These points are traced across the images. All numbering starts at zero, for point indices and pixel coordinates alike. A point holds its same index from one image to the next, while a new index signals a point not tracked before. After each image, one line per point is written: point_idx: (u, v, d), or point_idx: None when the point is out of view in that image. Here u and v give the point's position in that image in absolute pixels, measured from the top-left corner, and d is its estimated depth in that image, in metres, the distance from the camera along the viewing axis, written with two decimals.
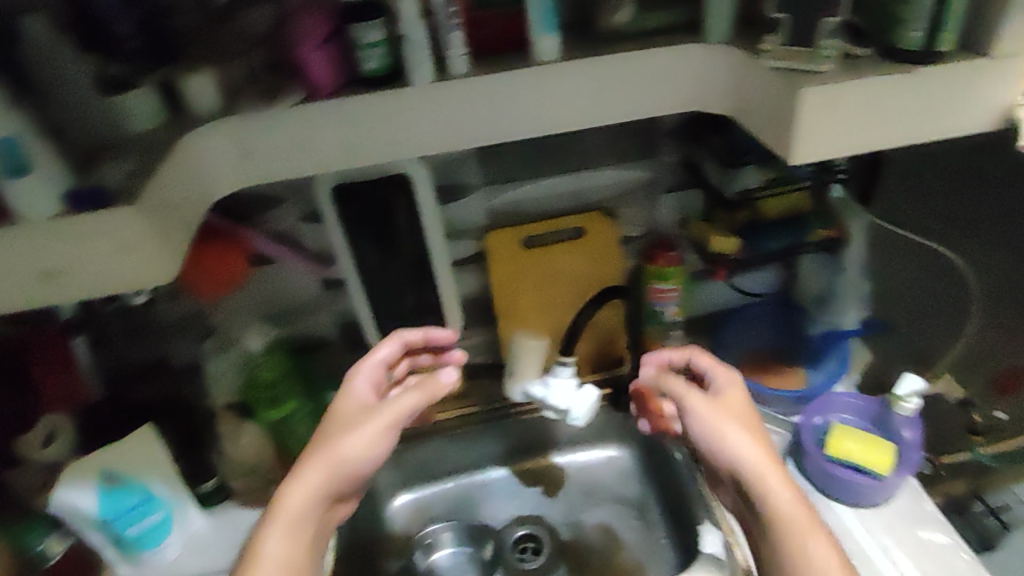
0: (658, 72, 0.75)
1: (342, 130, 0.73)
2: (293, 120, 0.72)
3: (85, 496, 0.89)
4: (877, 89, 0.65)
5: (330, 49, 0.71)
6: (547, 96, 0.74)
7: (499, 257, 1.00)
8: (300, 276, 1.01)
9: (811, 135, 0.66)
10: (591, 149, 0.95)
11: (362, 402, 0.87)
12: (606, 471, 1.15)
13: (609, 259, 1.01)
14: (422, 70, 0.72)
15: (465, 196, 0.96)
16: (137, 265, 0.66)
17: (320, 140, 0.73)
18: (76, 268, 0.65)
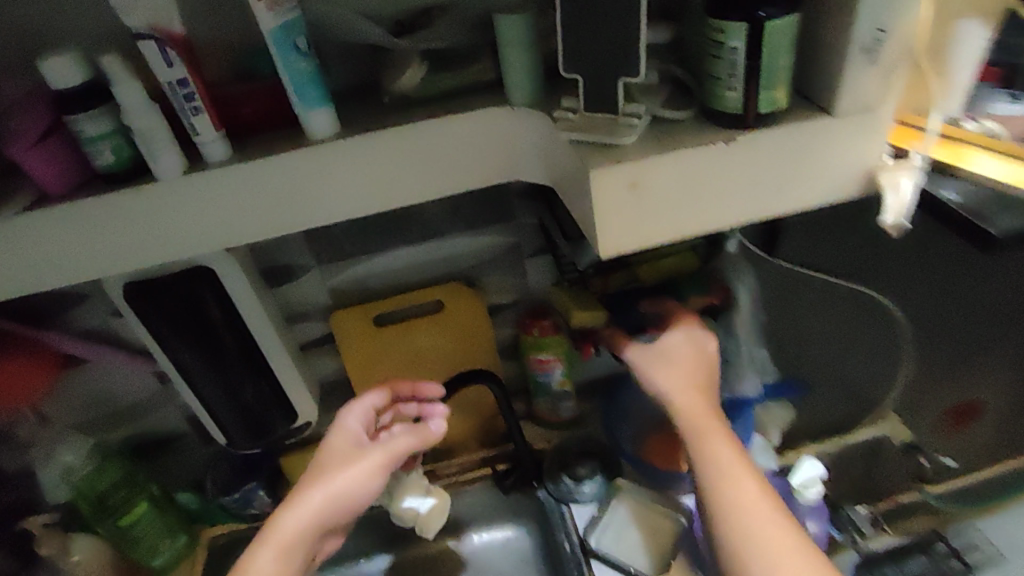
0: (460, 140, 0.63)
1: (92, 231, 0.61)
2: (16, 236, 0.60)
3: None
4: (692, 169, 0.53)
5: (53, 146, 0.58)
6: (330, 179, 0.62)
7: (348, 339, 0.89)
8: (128, 373, 0.89)
9: (616, 224, 0.54)
10: (431, 218, 0.83)
11: (353, 436, 0.72)
12: (503, 553, 1.02)
13: (474, 331, 0.90)
14: (168, 159, 0.59)
15: (298, 279, 0.84)
16: None
17: (65, 249, 0.62)
18: None
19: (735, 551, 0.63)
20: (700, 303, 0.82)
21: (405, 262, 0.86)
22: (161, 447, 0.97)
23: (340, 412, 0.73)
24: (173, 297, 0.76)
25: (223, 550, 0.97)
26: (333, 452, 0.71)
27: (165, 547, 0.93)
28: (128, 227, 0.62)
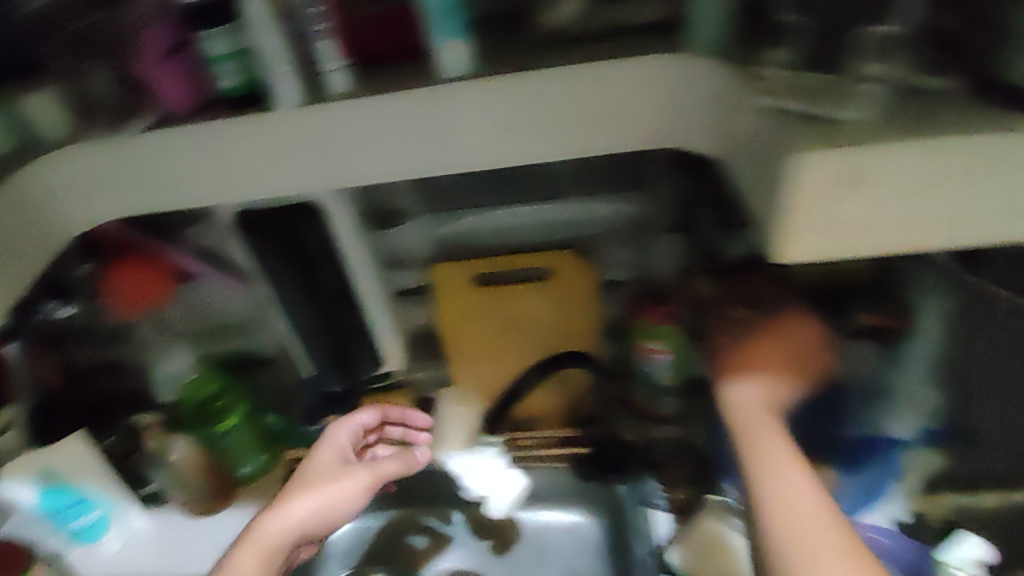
0: (618, 100, 0.53)
1: (203, 157, 0.58)
2: (140, 151, 0.58)
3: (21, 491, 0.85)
4: (918, 165, 0.43)
5: (177, 66, 0.57)
6: (459, 125, 0.55)
7: (445, 293, 0.83)
8: (231, 294, 0.89)
9: (813, 226, 0.46)
10: (553, 176, 0.75)
11: (338, 450, 0.74)
12: (569, 534, 0.96)
13: (582, 305, 0.81)
14: (286, 86, 0.54)
15: (403, 224, 0.79)
16: None
17: (189, 171, 0.59)
18: None
19: (778, 551, 0.56)
20: (867, 321, 0.71)
21: (518, 221, 0.79)
22: (254, 368, 0.97)
23: (329, 427, 0.76)
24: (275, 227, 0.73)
25: None
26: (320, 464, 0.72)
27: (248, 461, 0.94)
28: (253, 154, 0.58)
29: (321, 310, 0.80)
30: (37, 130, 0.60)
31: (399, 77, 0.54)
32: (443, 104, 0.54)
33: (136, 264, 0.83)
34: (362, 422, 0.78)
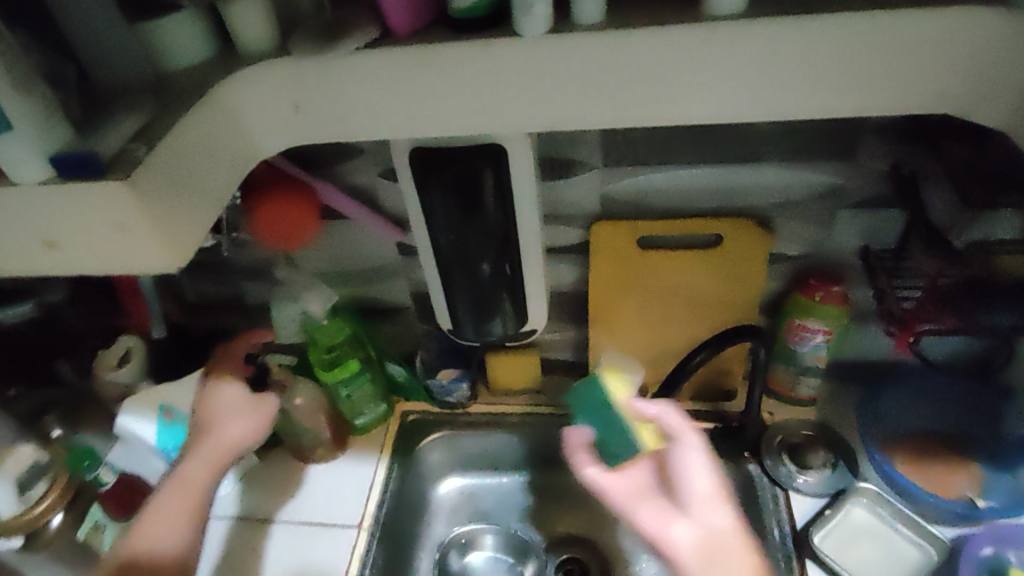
0: (918, 51, 0.51)
1: (413, 83, 0.56)
2: (354, 71, 0.55)
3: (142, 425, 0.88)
4: None
5: None
6: (719, 68, 0.53)
7: (604, 254, 0.79)
8: (374, 237, 0.86)
9: None
10: (756, 138, 0.71)
11: (234, 412, 0.79)
12: None
13: (750, 279, 0.78)
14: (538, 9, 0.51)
15: (577, 174, 0.75)
16: (137, 247, 0.52)
17: (423, 96, 0.56)
18: (74, 234, 0.52)
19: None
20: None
21: (706, 184, 0.75)
22: (378, 315, 0.96)
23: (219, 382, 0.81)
24: (459, 170, 0.68)
25: (413, 429, 0.95)
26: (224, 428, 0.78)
27: (368, 411, 0.94)
28: (502, 82, 0.55)
29: (480, 261, 0.77)
30: (240, 41, 0.56)
31: (662, 12, 0.52)
32: (736, 40, 0.51)
33: (293, 202, 0.78)
34: (229, 390, 0.80)
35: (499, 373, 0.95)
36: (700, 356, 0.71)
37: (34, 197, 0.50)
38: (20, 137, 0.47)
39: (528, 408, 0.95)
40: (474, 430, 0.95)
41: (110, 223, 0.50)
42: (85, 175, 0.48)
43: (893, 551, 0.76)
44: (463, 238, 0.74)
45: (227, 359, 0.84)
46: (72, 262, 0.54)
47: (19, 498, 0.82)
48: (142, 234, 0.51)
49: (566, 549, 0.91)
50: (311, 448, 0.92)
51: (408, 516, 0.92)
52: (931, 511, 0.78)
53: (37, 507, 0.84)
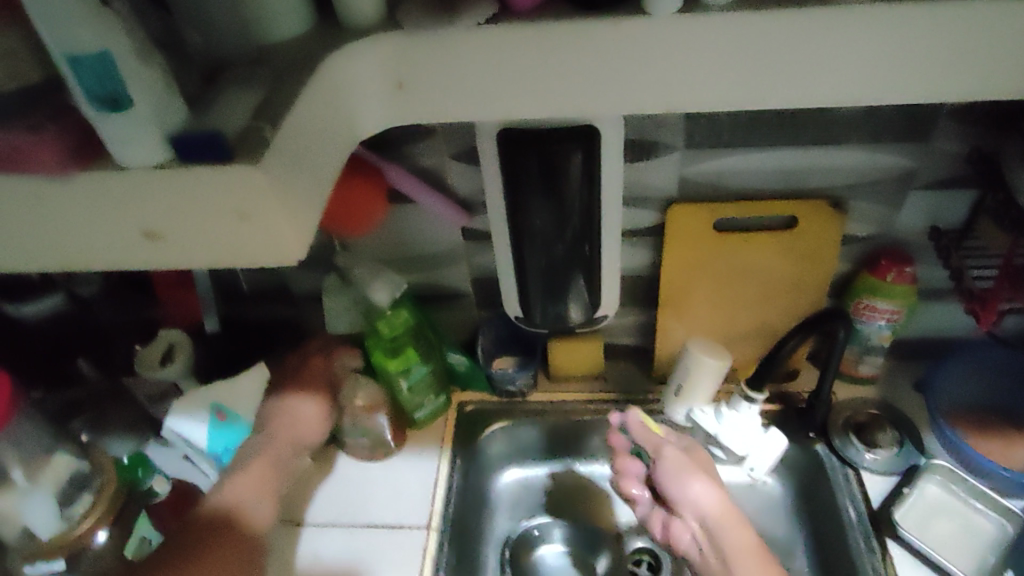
0: None
1: (529, 63, 0.52)
2: (466, 50, 0.52)
3: (195, 427, 0.80)
4: None
5: None
6: (852, 52, 0.50)
7: (679, 237, 0.79)
8: (438, 222, 0.85)
9: None
10: (838, 125, 0.70)
11: (307, 426, 0.84)
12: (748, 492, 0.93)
13: (825, 260, 0.78)
14: None
15: (658, 156, 0.74)
16: (252, 238, 0.50)
17: (535, 78, 0.53)
18: (182, 226, 0.49)
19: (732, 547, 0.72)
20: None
21: (783, 168, 0.74)
22: (436, 301, 0.95)
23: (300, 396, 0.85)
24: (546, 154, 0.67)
25: (473, 419, 0.94)
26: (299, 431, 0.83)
27: (428, 403, 0.92)
28: (619, 64, 0.51)
29: (558, 246, 0.75)
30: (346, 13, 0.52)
31: None
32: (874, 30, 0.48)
33: (372, 190, 0.77)
34: (307, 407, 0.85)
35: (558, 359, 0.94)
36: (791, 343, 0.73)
37: (146, 182, 0.46)
38: (137, 116, 0.44)
39: (587, 395, 0.95)
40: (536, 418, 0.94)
41: (230, 211, 0.48)
42: (207, 160, 0.46)
43: (968, 527, 0.79)
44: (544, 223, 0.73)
45: (305, 378, 0.86)
46: (175, 255, 0.52)
47: (62, 513, 0.75)
48: (267, 217, 0.48)
49: (634, 537, 0.90)
50: (370, 445, 0.90)
51: (471, 508, 0.90)
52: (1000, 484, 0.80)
53: (81, 523, 0.74)
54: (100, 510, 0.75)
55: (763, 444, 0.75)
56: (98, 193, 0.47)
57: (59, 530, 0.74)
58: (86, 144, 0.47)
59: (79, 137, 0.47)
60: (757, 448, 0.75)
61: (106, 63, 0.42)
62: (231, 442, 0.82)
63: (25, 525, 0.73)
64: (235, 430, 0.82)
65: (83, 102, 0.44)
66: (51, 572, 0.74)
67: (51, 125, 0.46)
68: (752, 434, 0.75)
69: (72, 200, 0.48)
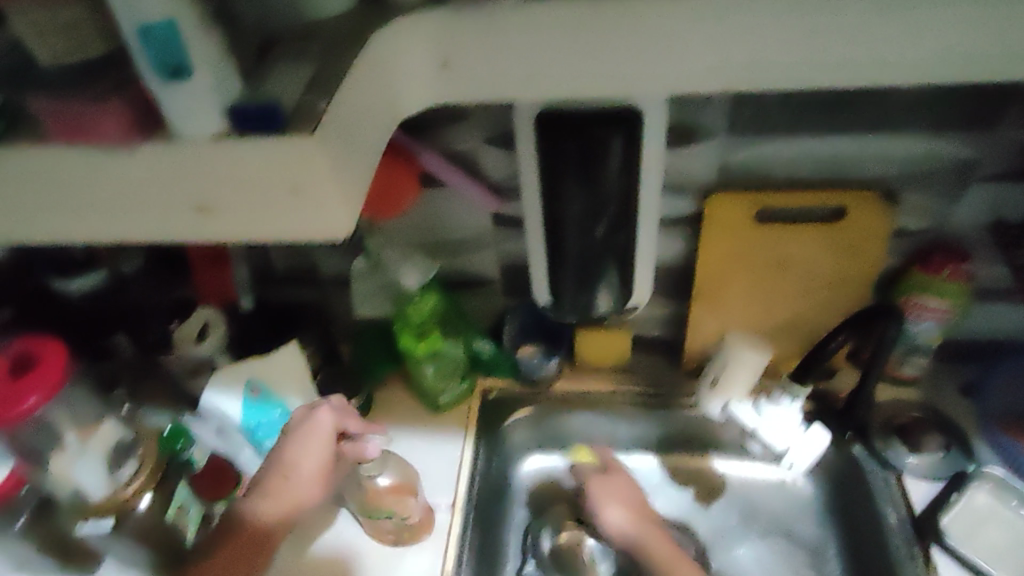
0: None
1: (580, 38, 0.50)
2: (512, 22, 0.50)
3: (227, 399, 0.83)
4: None
5: None
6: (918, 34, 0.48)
7: (718, 228, 0.76)
8: (471, 207, 0.84)
9: None
10: (894, 109, 0.67)
11: (322, 466, 0.75)
12: (777, 492, 0.91)
13: (870, 254, 0.76)
14: None
15: (700, 143, 0.72)
16: (297, 214, 0.50)
17: (587, 54, 0.51)
18: (226, 201, 0.50)
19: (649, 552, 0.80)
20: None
21: (833, 157, 0.72)
22: (466, 288, 0.93)
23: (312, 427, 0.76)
24: (589, 136, 0.65)
25: (496, 407, 0.93)
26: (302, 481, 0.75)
27: (451, 388, 0.91)
28: (676, 42, 0.50)
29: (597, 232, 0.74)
30: None
31: None
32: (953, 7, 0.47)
33: (404, 180, 0.78)
34: (313, 461, 0.75)
35: (588, 349, 0.93)
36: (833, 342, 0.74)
37: (200, 153, 0.47)
38: (194, 87, 0.45)
39: (616, 387, 0.93)
40: (563, 408, 0.93)
41: (277, 186, 0.48)
42: (260, 132, 0.46)
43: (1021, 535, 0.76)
44: (582, 209, 0.72)
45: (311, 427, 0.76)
46: (217, 230, 0.52)
47: (111, 475, 0.77)
48: (318, 192, 0.48)
49: None
50: (393, 529, 0.80)
51: (496, 495, 0.90)
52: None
53: (127, 488, 0.77)
54: (144, 475, 0.79)
55: (807, 440, 0.73)
56: (147, 165, 0.48)
57: (106, 493, 0.76)
58: (143, 115, 0.47)
59: (135, 108, 0.47)
60: (800, 444, 0.73)
61: (169, 32, 0.42)
62: (263, 416, 0.85)
63: (76, 487, 0.75)
64: (267, 405, 0.85)
65: (143, 70, 0.44)
66: (100, 529, 0.78)
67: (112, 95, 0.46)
68: (791, 426, 0.73)
69: (121, 172, 0.48)
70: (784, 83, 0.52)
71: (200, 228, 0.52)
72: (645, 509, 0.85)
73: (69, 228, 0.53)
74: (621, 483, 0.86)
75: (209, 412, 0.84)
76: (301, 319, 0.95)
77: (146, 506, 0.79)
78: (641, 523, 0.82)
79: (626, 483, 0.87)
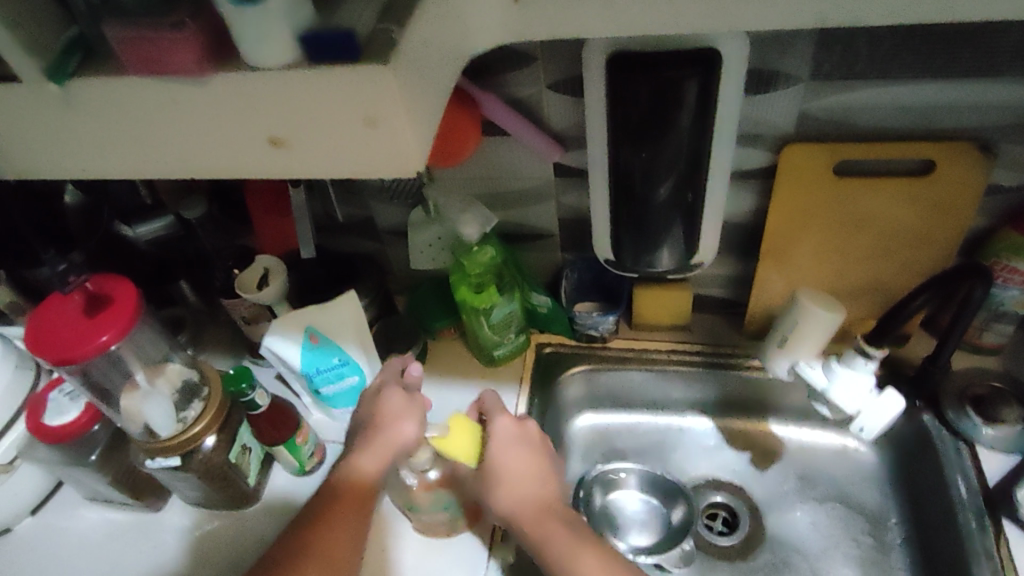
0: None
1: None
2: None
3: (287, 344, 0.85)
4: None
5: None
6: None
7: (792, 180, 0.73)
8: (533, 155, 0.82)
9: None
10: (1001, 49, 0.62)
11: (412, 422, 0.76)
12: (838, 459, 0.88)
13: (958, 213, 0.71)
14: None
15: (778, 89, 0.68)
16: (367, 149, 0.49)
17: None
18: (299, 135, 0.49)
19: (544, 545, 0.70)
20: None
21: (927, 104, 0.67)
22: (523, 240, 0.92)
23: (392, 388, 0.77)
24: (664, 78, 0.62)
25: (550, 362, 0.92)
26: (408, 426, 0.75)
27: (507, 342, 0.90)
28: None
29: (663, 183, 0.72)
30: None
31: None
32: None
33: (464, 127, 0.75)
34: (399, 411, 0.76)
35: (645, 307, 0.91)
36: (919, 302, 0.70)
37: (277, 84, 0.46)
38: (276, 14, 0.44)
39: (674, 347, 0.91)
40: (617, 365, 0.91)
41: (350, 117, 0.47)
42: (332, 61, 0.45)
43: None
44: (650, 158, 0.69)
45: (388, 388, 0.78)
46: (287, 165, 0.52)
47: (176, 417, 0.80)
48: (395, 126, 0.47)
49: (711, 492, 0.88)
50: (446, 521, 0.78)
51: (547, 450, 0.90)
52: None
53: (190, 429, 0.79)
54: (206, 420, 0.80)
55: (880, 402, 0.69)
56: (220, 95, 0.48)
57: (171, 434, 0.79)
58: (216, 44, 0.47)
59: (208, 37, 0.46)
60: (870, 407, 0.69)
61: None
62: (320, 363, 0.86)
63: (146, 422, 0.78)
64: (325, 354, 0.85)
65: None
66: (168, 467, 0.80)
67: (192, 22, 0.46)
68: (862, 391, 0.69)
69: (195, 103, 0.48)
70: (893, 13, 0.47)
71: (271, 163, 0.52)
72: (534, 500, 0.73)
73: (143, 162, 0.53)
74: (508, 436, 0.76)
75: (271, 354, 0.86)
76: (357, 269, 0.96)
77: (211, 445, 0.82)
78: (519, 505, 0.73)
79: (506, 450, 0.75)
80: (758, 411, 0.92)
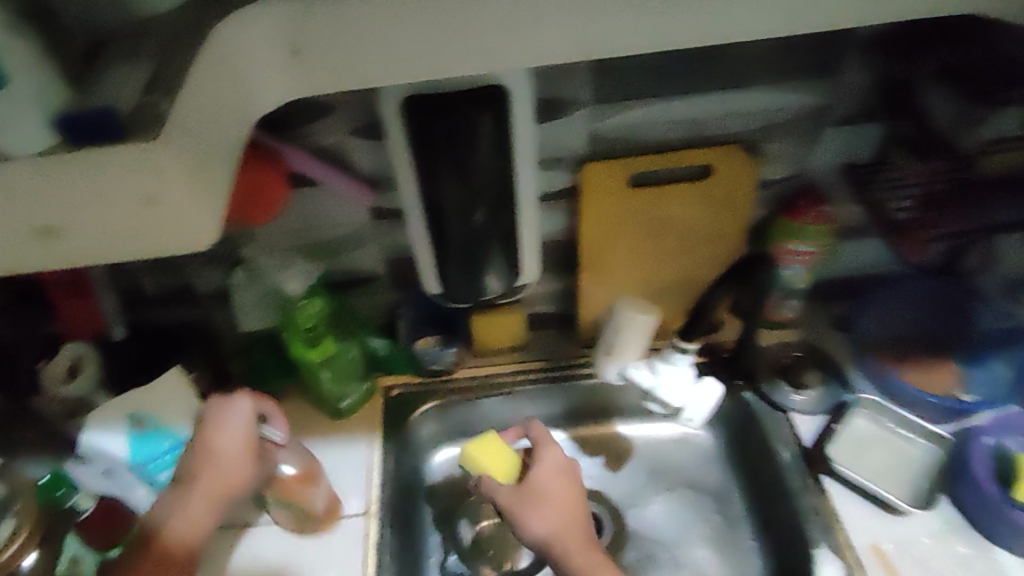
0: None
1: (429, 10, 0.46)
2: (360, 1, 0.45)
3: (112, 438, 0.78)
4: None
5: None
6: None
7: (596, 197, 0.77)
8: (346, 200, 0.81)
9: None
10: (747, 61, 0.70)
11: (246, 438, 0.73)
12: (681, 447, 0.94)
13: (741, 207, 0.79)
14: None
15: (566, 116, 0.73)
16: (144, 230, 0.47)
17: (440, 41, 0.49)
18: (61, 223, 0.46)
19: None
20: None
21: (699, 114, 0.74)
22: (353, 286, 0.90)
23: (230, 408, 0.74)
24: (456, 114, 0.64)
25: (401, 404, 0.91)
26: (232, 463, 0.72)
27: (352, 391, 0.89)
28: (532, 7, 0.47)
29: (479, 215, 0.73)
30: None
31: None
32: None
33: (272, 185, 0.73)
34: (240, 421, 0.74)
35: (485, 334, 0.93)
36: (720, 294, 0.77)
37: (22, 172, 0.43)
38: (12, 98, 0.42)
39: (518, 368, 0.93)
40: (467, 396, 0.92)
41: (116, 197, 0.44)
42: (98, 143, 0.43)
43: (901, 454, 0.81)
44: (460, 194, 0.71)
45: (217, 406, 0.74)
46: (54, 256, 0.47)
47: None
48: (179, 198, 0.46)
49: None
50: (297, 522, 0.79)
51: (409, 494, 0.88)
52: (930, 408, 0.82)
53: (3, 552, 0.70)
54: (23, 533, 0.72)
55: (699, 392, 0.75)
56: None
57: None
58: None
59: None
60: (693, 398, 0.75)
61: None
62: (153, 449, 0.78)
63: None
64: (156, 438, 0.79)
65: None
66: None
67: None
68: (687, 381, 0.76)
69: None
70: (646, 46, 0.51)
71: (34, 257, 0.47)
72: (573, 527, 0.74)
73: None
74: (558, 461, 0.78)
75: (92, 456, 0.77)
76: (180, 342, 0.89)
77: (29, 567, 0.72)
78: (560, 523, 0.73)
79: (551, 472, 0.77)
80: (605, 415, 0.96)
